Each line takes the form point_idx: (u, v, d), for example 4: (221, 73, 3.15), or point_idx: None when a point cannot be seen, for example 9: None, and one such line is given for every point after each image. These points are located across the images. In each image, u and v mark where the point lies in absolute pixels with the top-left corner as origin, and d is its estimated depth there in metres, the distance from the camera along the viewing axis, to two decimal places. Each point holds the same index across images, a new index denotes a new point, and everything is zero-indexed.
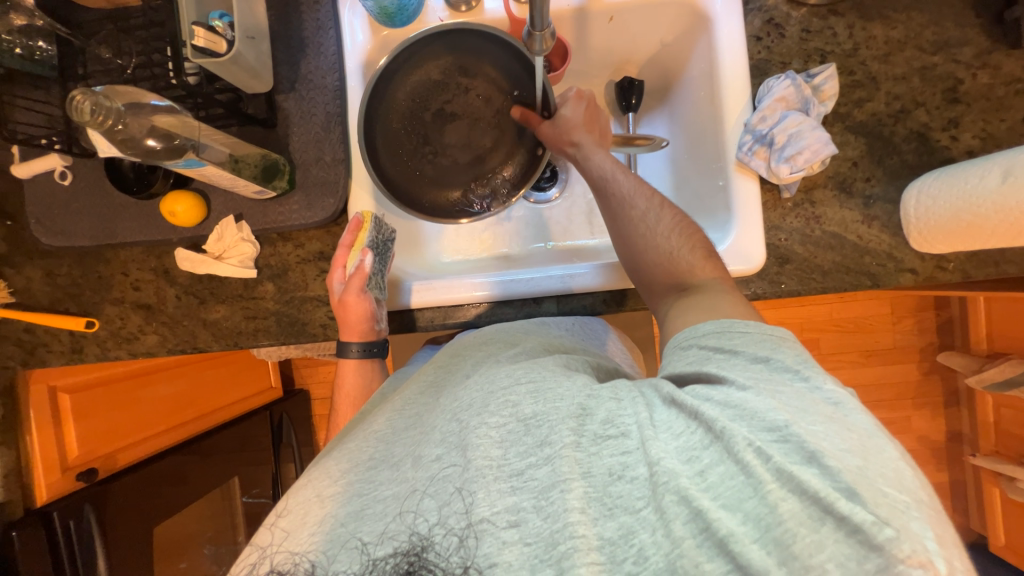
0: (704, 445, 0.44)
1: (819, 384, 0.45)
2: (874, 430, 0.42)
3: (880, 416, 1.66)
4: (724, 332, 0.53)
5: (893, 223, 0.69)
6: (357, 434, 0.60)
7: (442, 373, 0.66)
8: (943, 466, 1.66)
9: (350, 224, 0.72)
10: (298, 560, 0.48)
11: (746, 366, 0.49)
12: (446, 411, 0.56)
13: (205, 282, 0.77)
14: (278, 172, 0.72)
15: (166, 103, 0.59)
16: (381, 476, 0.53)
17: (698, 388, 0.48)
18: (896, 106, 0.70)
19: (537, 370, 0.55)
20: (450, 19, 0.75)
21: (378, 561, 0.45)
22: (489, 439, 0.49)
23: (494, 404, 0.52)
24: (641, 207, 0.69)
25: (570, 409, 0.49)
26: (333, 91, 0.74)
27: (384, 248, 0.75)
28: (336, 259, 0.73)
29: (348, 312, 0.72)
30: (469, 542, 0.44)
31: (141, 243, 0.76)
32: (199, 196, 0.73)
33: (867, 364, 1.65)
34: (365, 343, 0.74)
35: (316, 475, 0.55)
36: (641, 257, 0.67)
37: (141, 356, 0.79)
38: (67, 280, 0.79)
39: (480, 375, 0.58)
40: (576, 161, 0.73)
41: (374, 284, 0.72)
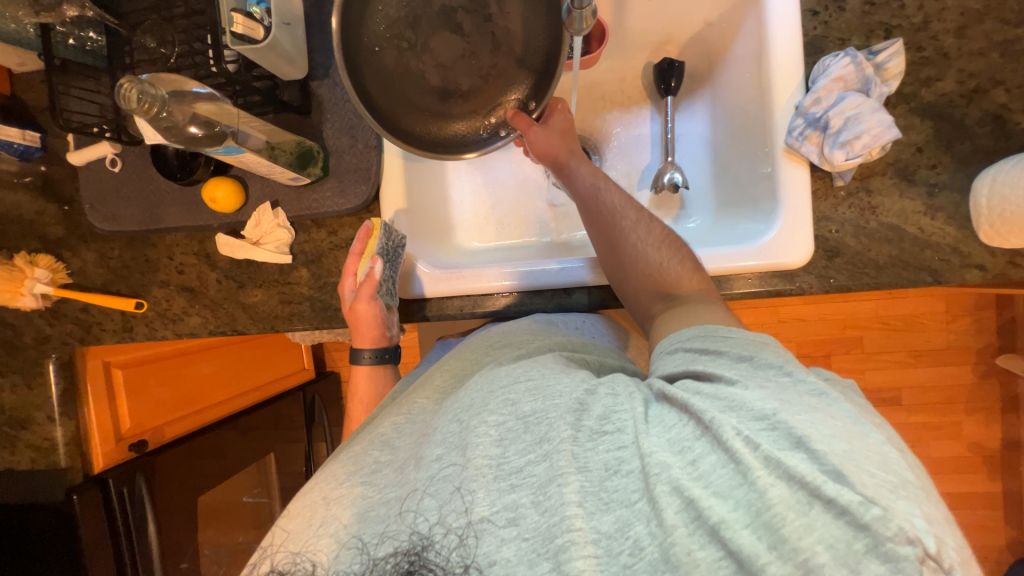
0: (693, 437, 0.44)
1: (803, 377, 0.47)
2: (858, 417, 0.43)
3: (927, 419, 1.57)
4: (707, 336, 0.55)
5: (960, 215, 0.63)
6: (365, 436, 0.62)
7: (449, 377, 0.68)
8: (996, 475, 1.55)
9: (361, 232, 0.72)
10: (298, 558, 0.50)
11: (730, 366, 0.50)
12: (445, 411, 0.57)
13: (244, 267, 0.79)
14: (312, 159, 0.72)
15: (207, 90, 0.60)
16: (385, 480, 0.54)
17: (688, 382, 0.49)
18: (970, 85, 0.64)
19: (537, 369, 0.57)
20: None
21: (380, 561, 0.46)
22: (488, 437, 0.50)
23: (494, 403, 0.53)
24: (630, 216, 0.70)
25: (568, 405, 0.50)
26: None
27: (396, 253, 0.74)
28: (348, 266, 0.73)
29: (359, 318, 0.73)
30: (469, 542, 0.45)
31: (184, 228, 0.79)
32: (237, 182, 0.75)
33: (915, 365, 1.55)
34: (376, 348, 0.76)
35: (323, 476, 0.57)
36: (629, 268, 0.68)
37: (186, 336, 0.82)
38: (118, 263, 0.83)
39: (480, 376, 0.60)
40: (565, 174, 0.75)
41: (384, 290, 0.72)
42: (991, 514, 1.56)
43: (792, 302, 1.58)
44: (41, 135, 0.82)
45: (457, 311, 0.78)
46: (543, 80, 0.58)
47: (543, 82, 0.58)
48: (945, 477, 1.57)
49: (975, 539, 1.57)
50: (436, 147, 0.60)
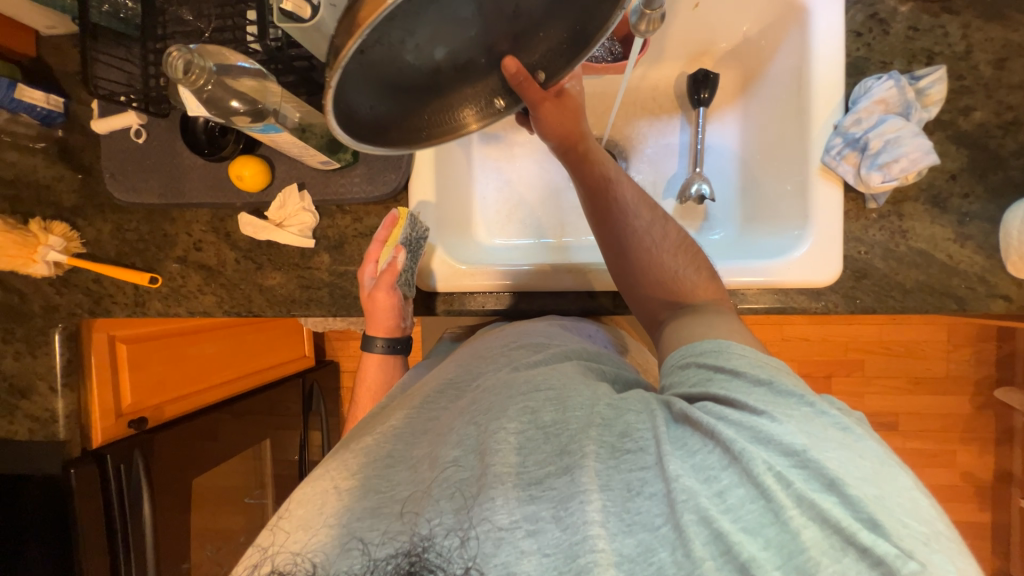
0: (722, 463, 0.44)
1: (826, 409, 0.46)
2: (884, 457, 0.43)
3: (922, 446, 1.58)
4: (722, 352, 0.54)
5: (990, 245, 0.64)
6: (376, 429, 0.60)
7: (463, 374, 0.66)
8: (986, 506, 1.57)
9: (386, 221, 0.71)
10: (299, 558, 0.47)
11: (749, 389, 0.49)
12: (462, 414, 0.56)
13: (265, 248, 0.78)
14: (343, 144, 0.71)
15: (252, 65, 0.60)
16: (399, 476, 0.53)
17: (709, 404, 0.48)
18: (1007, 117, 0.64)
19: (557, 377, 0.56)
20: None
21: (380, 562, 0.45)
22: (508, 444, 0.49)
23: (513, 409, 0.52)
24: (644, 214, 0.68)
25: (590, 419, 0.50)
26: None
27: (419, 245, 0.73)
28: (368, 253, 0.72)
29: (375, 306, 0.72)
30: (470, 543, 0.44)
31: (206, 205, 0.78)
32: (264, 162, 0.74)
33: (913, 392, 1.57)
34: (389, 338, 0.75)
35: (333, 469, 0.54)
36: (643, 271, 0.67)
37: (199, 315, 0.81)
38: (135, 236, 0.82)
39: (498, 379, 0.59)
40: (580, 161, 0.70)
41: (403, 280, 0.71)
42: (980, 545, 1.57)
43: (797, 321, 1.59)
44: (64, 100, 0.81)
45: (479, 307, 0.77)
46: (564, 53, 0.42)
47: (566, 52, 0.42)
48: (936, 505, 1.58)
49: None
50: (370, 130, 0.40)
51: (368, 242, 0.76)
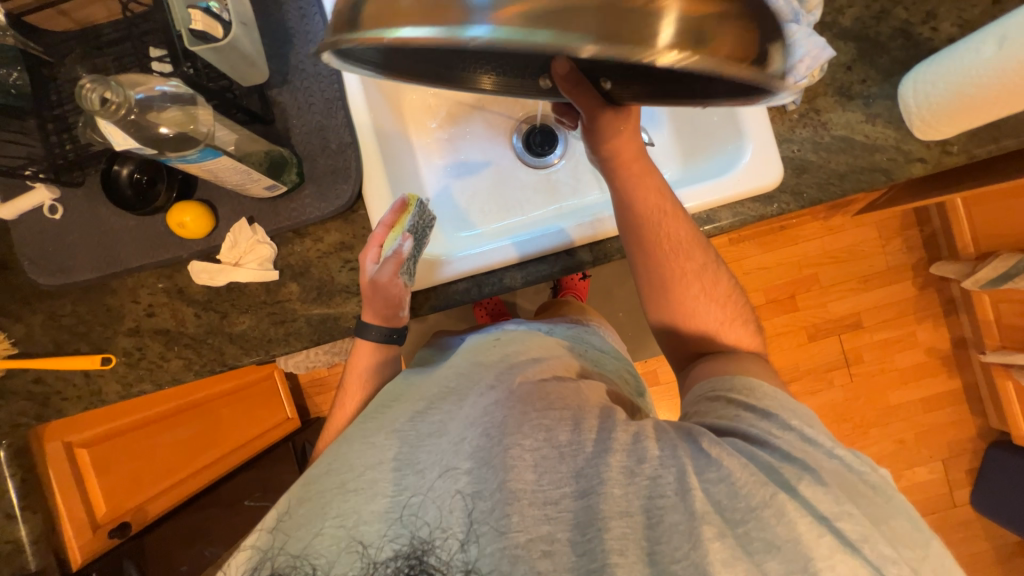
0: (757, 492, 0.43)
1: (857, 466, 0.46)
2: (916, 521, 0.44)
3: (886, 336, 1.72)
4: (753, 390, 0.53)
5: (895, 118, 0.72)
6: (378, 429, 0.54)
7: (466, 382, 0.59)
8: (954, 372, 1.72)
9: (394, 204, 0.69)
10: (299, 561, 0.46)
11: (777, 431, 0.48)
12: (472, 420, 0.51)
13: (225, 293, 0.74)
14: (285, 166, 0.70)
15: (170, 89, 0.57)
16: (406, 480, 0.48)
17: (738, 442, 0.47)
18: (876, 8, 0.73)
19: (572, 397, 0.53)
20: None
21: (380, 564, 0.44)
22: (523, 461, 0.46)
23: (528, 425, 0.48)
24: (695, 260, 0.66)
25: (608, 444, 0.47)
26: (329, 76, 0.73)
27: (424, 234, 0.70)
28: (372, 237, 0.68)
29: (375, 293, 0.68)
30: (470, 547, 0.43)
31: (149, 266, 0.72)
32: (205, 205, 0.70)
33: (866, 289, 1.70)
34: (385, 327, 0.70)
35: (336, 463, 0.51)
36: (683, 317, 0.66)
37: (168, 385, 0.74)
38: (73, 319, 0.74)
39: (505, 390, 0.54)
40: (628, 185, 0.65)
41: (406, 270, 0.68)
42: (959, 409, 1.72)
43: (750, 253, 1.70)
44: None
45: (464, 295, 0.76)
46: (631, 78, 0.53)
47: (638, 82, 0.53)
48: (914, 385, 1.72)
49: (951, 434, 1.72)
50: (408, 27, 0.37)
51: (351, 255, 0.74)
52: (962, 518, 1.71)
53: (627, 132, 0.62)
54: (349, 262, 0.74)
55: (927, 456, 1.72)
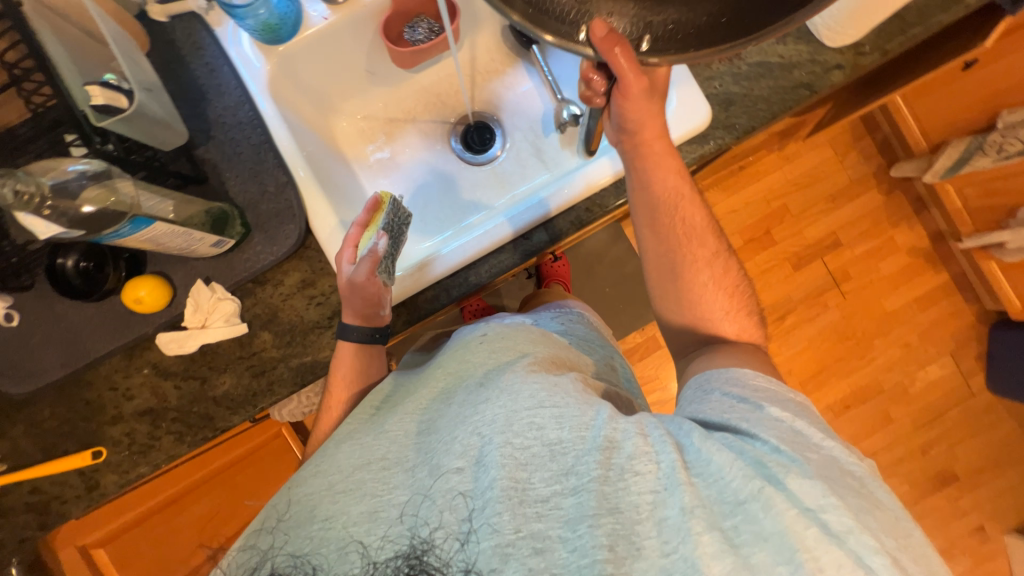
0: (745, 486, 0.43)
1: (844, 458, 0.47)
2: (898, 512, 0.45)
3: (866, 247, 1.74)
4: (747, 384, 0.54)
5: (804, 33, 0.73)
6: (368, 432, 0.56)
7: (453, 381, 0.59)
8: (940, 266, 1.74)
9: (368, 204, 0.69)
10: (299, 560, 0.46)
11: (769, 420, 0.49)
12: (463, 420, 0.51)
13: (199, 359, 0.73)
14: (228, 220, 0.70)
15: (86, 167, 0.57)
16: (396, 480, 0.50)
17: (729, 436, 0.48)
18: None
19: (562, 392, 0.51)
20: (333, 16, 0.76)
21: (381, 564, 0.44)
22: (513, 460, 0.46)
23: (518, 424, 0.48)
24: (707, 249, 0.67)
25: (598, 441, 0.47)
26: (250, 123, 0.73)
27: (400, 233, 0.70)
28: (345, 238, 0.68)
29: (353, 294, 0.67)
30: (469, 544, 0.43)
31: (117, 350, 0.72)
32: (159, 277, 0.70)
33: (836, 207, 1.73)
34: (367, 328, 0.69)
35: (325, 465, 0.52)
36: (693, 303, 0.68)
37: (165, 463, 0.74)
38: (54, 421, 0.73)
39: (491, 386, 0.53)
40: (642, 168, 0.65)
41: (384, 268, 0.67)
42: (954, 299, 1.74)
43: (717, 200, 1.72)
44: None
45: (434, 302, 0.76)
46: (704, 34, 0.45)
47: (719, 30, 0.45)
48: (904, 288, 1.74)
49: (952, 326, 1.74)
50: None
51: (315, 290, 0.74)
52: (984, 404, 1.73)
53: (655, 108, 0.61)
54: (315, 298, 0.74)
55: (934, 352, 1.74)
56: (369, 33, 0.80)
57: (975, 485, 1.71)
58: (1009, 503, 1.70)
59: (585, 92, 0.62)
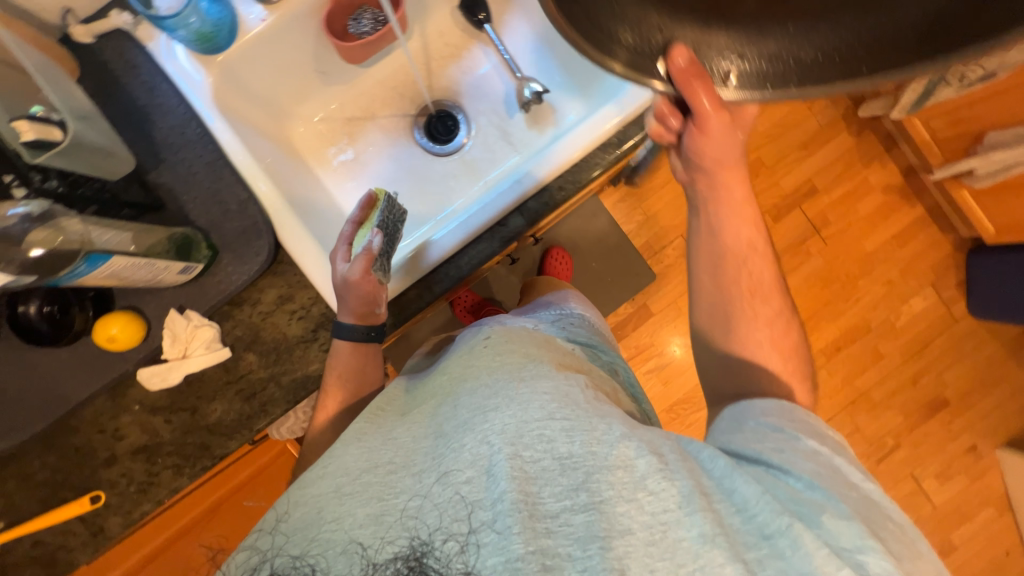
0: (773, 521, 0.43)
1: (881, 501, 0.47)
2: (935, 563, 0.45)
3: (842, 190, 1.76)
4: (784, 415, 0.52)
5: None
6: (374, 435, 0.55)
7: (457, 383, 0.57)
8: (915, 200, 1.77)
9: (363, 201, 0.71)
10: (299, 561, 0.46)
11: (802, 454, 0.48)
12: (471, 427, 0.50)
13: (186, 389, 0.71)
14: (193, 244, 0.67)
15: (26, 207, 0.54)
16: (400, 482, 0.49)
17: (761, 472, 0.48)
18: None
19: (572, 405, 0.51)
20: (270, 16, 0.71)
21: (381, 565, 0.44)
22: (524, 475, 0.45)
23: (529, 437, 0.48)
24: (770, 307, 0.62)
25: (613, 459, 0.46)
26: (201, 140, 0.70)
27: (396, 230, 0.71)
28: (341, 235, 0.69)
29: (347, 293, 0.66)
30: (471, 549, 0.43)
31: (100, 391, 0.70)
32: (131, 312, 0.68)
33: (809, 155, 1.74)
34: (363, 326, 0.68)
35: (330, 467, 0.51)
36: (743, 353, 0.61)
37: (168, 498, 0.73)
38: (45, 472, 0.71)
39: (501, 392, 0.52)
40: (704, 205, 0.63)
41: (380, 265, 0.67)
42: (931, 231, 1.77)
43: None
44: None
45: (418, 301, 0.75)
46: (825, 67, 0.31)
47: (836, 69, 0.31)
48: (882, 226, 1.77)
49: (932, 258, 1.78)
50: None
51: (294, 304, 0.72)
52: (968, 329, 1.78)
53: (736, 145, 0.58)
54: (296, 312, 0.72)
55: (917, 285, 1.78)
56: (312, 31, 0.76)
57: (965, 407, 1.78)
58: (999, 420, 1.77)
59: (656, 121, 0.60)
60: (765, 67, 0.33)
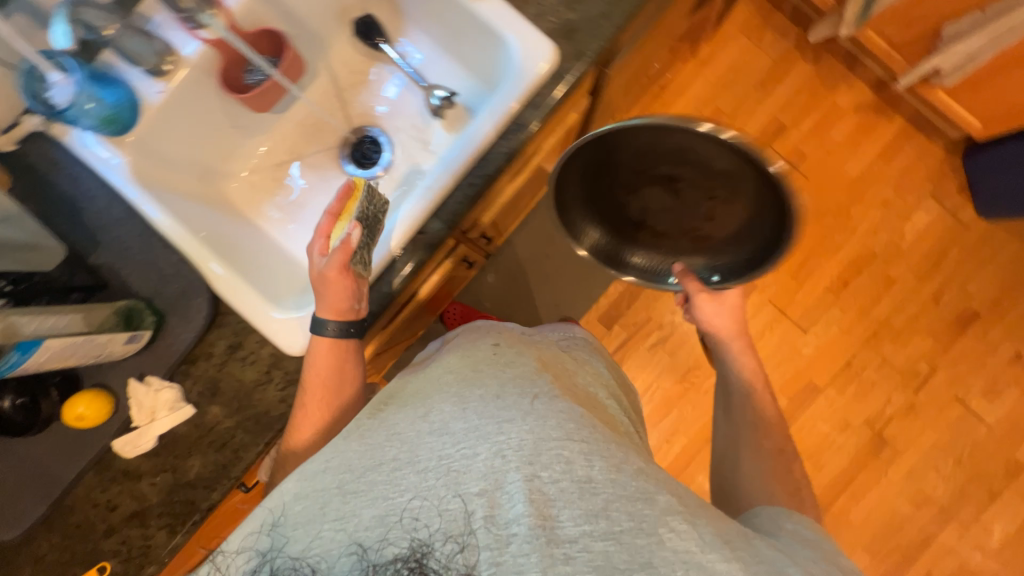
0: None
1: None
2: None
3: (812, 120, 1.69)
4: (819, 529, 0.57)
5: None
6: (376, 430, 0.55)
7: (464, 385, 0.57)
8: (893, 112, 1.68)
9: (341, 192, 0.71)
10: (299, 562, 0.48)
11: (849, 568, 0.52)
12: (484, 436, 0.51)
13: (164, 452, 0.75)
14: (139, 314, 0.71)
15: None
16: (404, 481, 0.50)
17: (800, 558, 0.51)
18: None
19: (593, 434, 0.52)
20: (166, 86, 0.76)
21: (380, 566, 0.45)
22: (544, 495, 0.47)
23: (547, 456, 0.49)
24: (773, 443, 0.73)
25: (634, 492, 0.48)
26: (129, 217, 0.74)
27: (376, 221, 0.72)
28: (320, 228, 0.70)
29: (327, 287, 0.68)
30: (476, 552, 0.45)
31: (86, 469, 0.74)
32: (98, 389, 0.72)
33: (769, 92, 1.69)
34: (341, 322, 0.69)
35: (333, 461, 0.53)
36: (746, 463, 0.71)
37: (169, 558, 0.76)
38: (53, 552, 0.75)
39: (520, 407, 0.53)
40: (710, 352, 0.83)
41: (359, 258, 0.69)
42: (918, 140, 1.68)
43: None
44: None
45: None
46: (740, 271, 0.64)
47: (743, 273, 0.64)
48: (865, 146, 1.69)
49: (926, 166, 1.68)
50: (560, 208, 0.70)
51: (245, 351, 0.75)
52: (982, 233, 1.67)
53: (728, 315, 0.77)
54: (248, 358, 0.75)
55: (916, 199, 1.68)
56: (211, 90, 0.80)
57: (998, 315, 1.65)
58: None
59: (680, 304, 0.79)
60: (736, 268, 0.65)
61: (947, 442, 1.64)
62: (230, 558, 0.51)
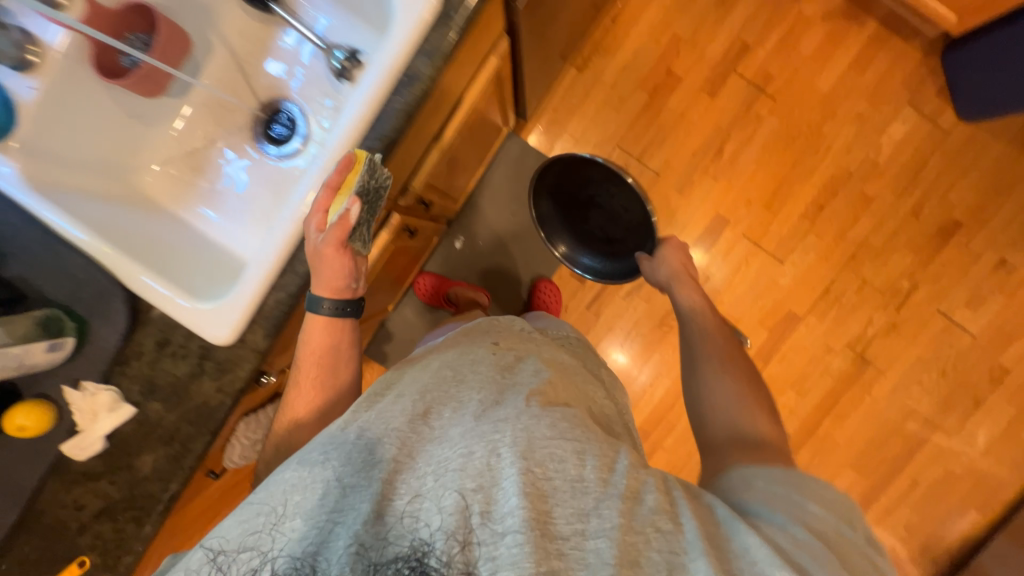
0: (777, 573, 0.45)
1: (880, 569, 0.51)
2: None
3: (777, 35, 1.58)
4: (791, 481, 0.56)
5: None
6: (373, 423, 0.56)
7: (460, 383, 0.61)
8: (864, 16, 1.56)
9: (341, 161, 0.66)
10: (300, 562, 0.49)
11: (819, 518, 0.52)
12: (479, 436, 0.53)
13: (114, 451, 0.76)
14: (60, 321, 0.71)
15: None
16: (403, 482, 0.52)
17: (765, 523, 0.52)
18: None
19: (584, 433, 0.55)
20: (36, 81, 0.72)
21: (381, 565, 0.47)
22: (540, 493, 0.49)
23: (540, 455, 0.51)
24: (739, 378, 0.77)
25: (622, 489, 0.50)
26: (30, 225, 0.73)
27: (374, 194, 0.70)
28: (316, 199, 0.66)
29: (325, 262, 0.68)
30: (471, 549, 0.47)
31: (47, 474, 0.76)
32: (38, 399, 0.73)
33: (727, 11, 1.57)
34: (335, 300, 0.71)
35: (331, 454, 0.54)
36: (711, 394, 0.76)
37: (143, 546, 0.80)
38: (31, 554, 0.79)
39: (515, 405, 0.56)
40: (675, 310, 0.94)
41: (357, 235, 0.70)
42: (893, 44, 1.56)
43: (604, 66, 1.60)
44: None
45: (278, 308, 0.74)
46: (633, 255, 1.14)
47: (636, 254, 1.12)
48: (835, 58, 1.58)
49: (902, 71, 1.57)
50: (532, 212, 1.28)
51: (175, 346, 0.75)
52: (966, 137, 1.57)
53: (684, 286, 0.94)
54: (179, 352, 0.75)
55: (893, 108, 1.58)
56: (88, 78, 0.76)
57: (984, 222, 1.57)
58: None
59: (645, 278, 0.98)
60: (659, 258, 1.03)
61: (934, 356, 1.60)
62: (230, 557, 0.50)
